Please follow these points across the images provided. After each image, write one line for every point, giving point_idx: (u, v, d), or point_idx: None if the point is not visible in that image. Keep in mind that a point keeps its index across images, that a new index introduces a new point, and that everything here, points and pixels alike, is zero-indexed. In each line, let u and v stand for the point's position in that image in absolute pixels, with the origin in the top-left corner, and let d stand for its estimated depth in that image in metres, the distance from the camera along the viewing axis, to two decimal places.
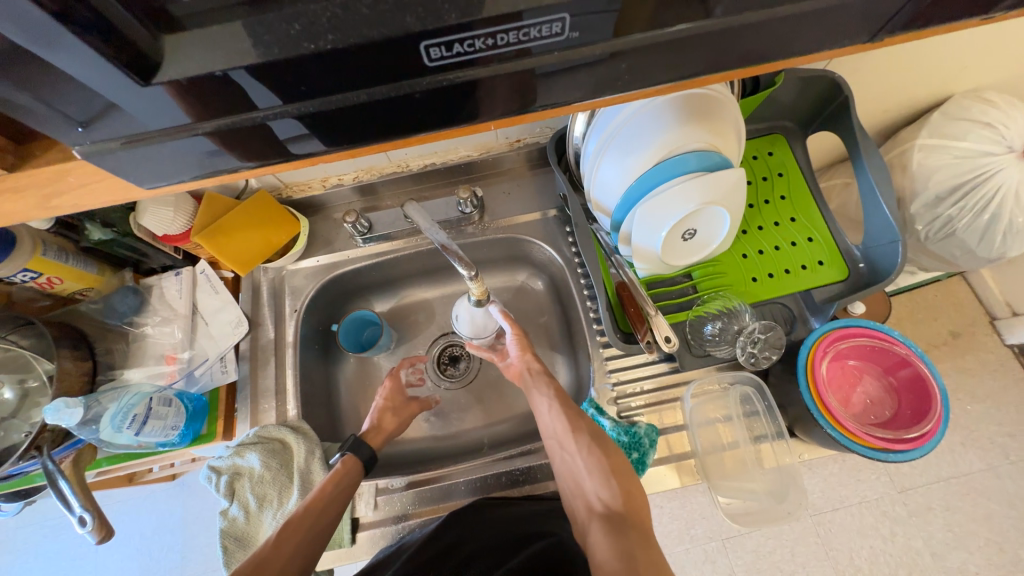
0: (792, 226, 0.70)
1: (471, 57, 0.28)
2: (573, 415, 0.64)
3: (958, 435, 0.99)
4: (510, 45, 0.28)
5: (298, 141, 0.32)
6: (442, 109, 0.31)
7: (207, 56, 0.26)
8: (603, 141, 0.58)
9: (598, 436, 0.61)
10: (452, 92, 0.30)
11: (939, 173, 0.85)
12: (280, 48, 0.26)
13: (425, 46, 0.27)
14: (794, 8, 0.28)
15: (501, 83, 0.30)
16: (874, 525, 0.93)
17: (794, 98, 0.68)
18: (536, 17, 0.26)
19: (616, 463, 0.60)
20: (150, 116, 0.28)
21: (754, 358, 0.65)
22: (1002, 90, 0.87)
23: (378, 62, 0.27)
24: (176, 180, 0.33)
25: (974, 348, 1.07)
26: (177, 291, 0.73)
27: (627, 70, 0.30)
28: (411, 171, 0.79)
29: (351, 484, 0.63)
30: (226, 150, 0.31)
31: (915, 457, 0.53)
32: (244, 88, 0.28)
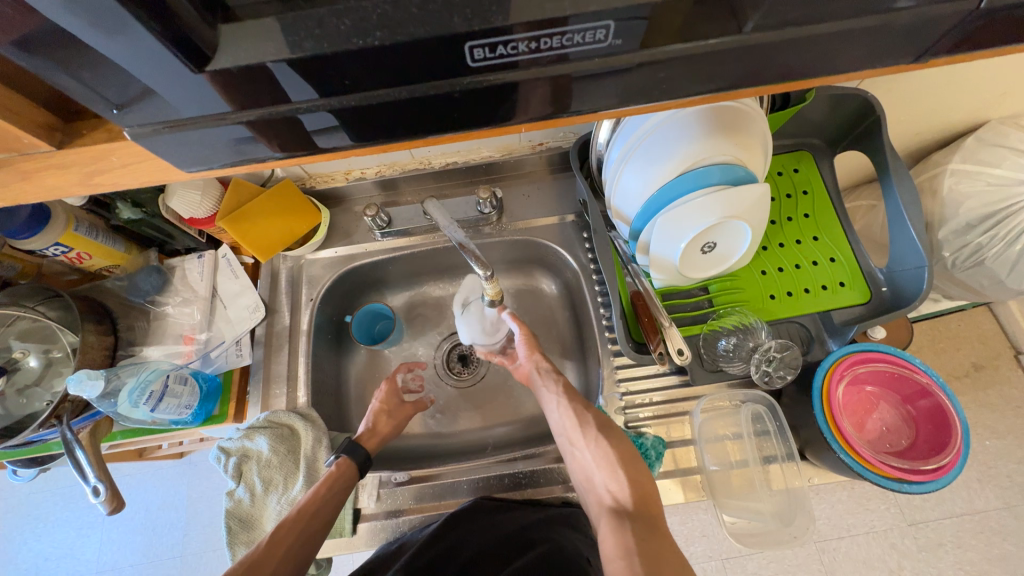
0: (815, 245, 0.69)
1: (513, 59, 0.28)
2: (580, 407, 0.63)
3: (975, 471, 0.96)
4: (552, 49, 0.28)
5: (331, 133, 0.32)
6: (477, 109, 0.31)
7: (255, 47, 0.27)
8: (627, 149, 0.58)
9: (605, 429, 0.60)
10: (489, 92, 0.30)
11: (971, 200, 0.83)
12: (327, 42, 0.27)
13: (470, 47, 0.27)
14: (839, 26, 0.27)
15: (538, 86, 0.30)
16: (881, 557, 0.91)
17: (824, 115, 0.67)
18: (580, 23, 0.27)
19: (623, 455, 0.58)
20: (187, 104, 0.29)
21: (767, 377, 0.64)
22: None
23: (422, 59, 0.28)
24: (212, 166, 0.34)
25: (997, 381, 1.03)
26: (199, 274, 0.75)
27: (663, 79, 0.30)
28: (432, 169, 0.80)
29: (345, 489, 0.62)
30: (259, 139, 0.32)
31: (931, 489, 0.52)
32: (285, 80, 0.28)
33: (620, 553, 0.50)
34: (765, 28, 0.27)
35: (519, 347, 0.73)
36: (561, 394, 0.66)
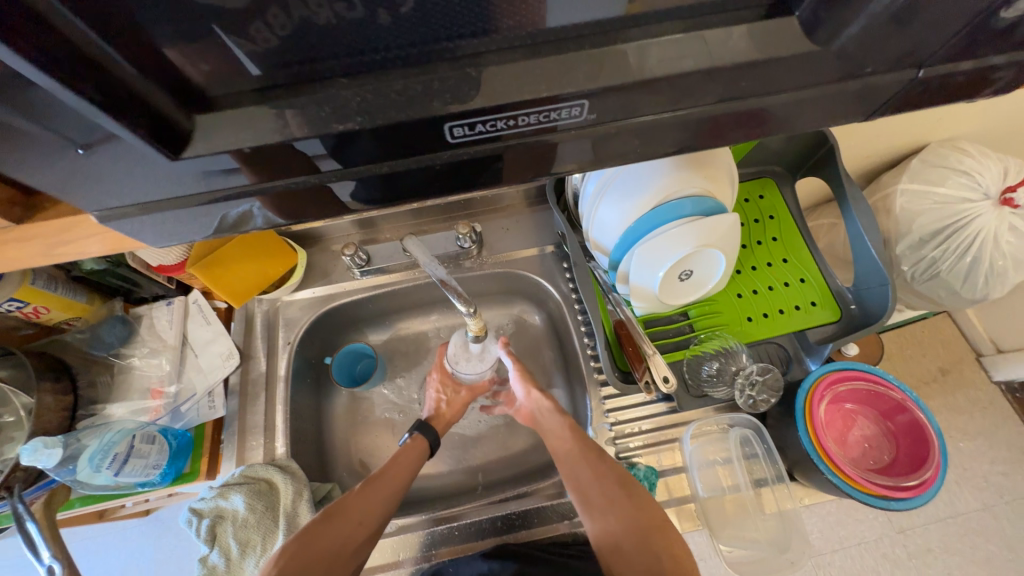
0: (786, 267, 0.72)
1: (491, 135, 0.30)
2: (596, 460, 0.60)
3: (953, 474, 0.98)
4: (530, 125, 0.29)
5: (312, 198, 0.33)
6: (459, 178, 0.33)
7: (246, 133, 0.28)
8: (601, 187, 0.60)
9: (627, 484, 0.57)
10: (469, 163, 0.32)
11: (923, 217, 0.89)
12: (311, 127, 0.28)
13: (450, 126, 0.29)
14: (793, 95, 0.30)
15: (515, 158, 0.32)
16: (874, 568, 0.91)
17: (781, 145, 0.72)
18: (556, 102, 0.28)
19: (647, 515, 0.55)
20: (196, 182, 0.30)
21: (752, 401, 0.65)
22: (976, 138, 0.92)
23: (403, 137, 0.29)
24: (198, 237, 0.34)
25: (964, 384, 1.08)
26: (168, 321, 0.72)
27: (633, 143, 0.32)
28: (410, 207, 0.80)
29: (414, 462, 0.66)
30: (232, 210, 0.32)
31: (917, 504, 0.53)
32: (267, 162, 0.29)
33: None
34: (724, 99, 0.30)
35: (516, 384, 0.71)
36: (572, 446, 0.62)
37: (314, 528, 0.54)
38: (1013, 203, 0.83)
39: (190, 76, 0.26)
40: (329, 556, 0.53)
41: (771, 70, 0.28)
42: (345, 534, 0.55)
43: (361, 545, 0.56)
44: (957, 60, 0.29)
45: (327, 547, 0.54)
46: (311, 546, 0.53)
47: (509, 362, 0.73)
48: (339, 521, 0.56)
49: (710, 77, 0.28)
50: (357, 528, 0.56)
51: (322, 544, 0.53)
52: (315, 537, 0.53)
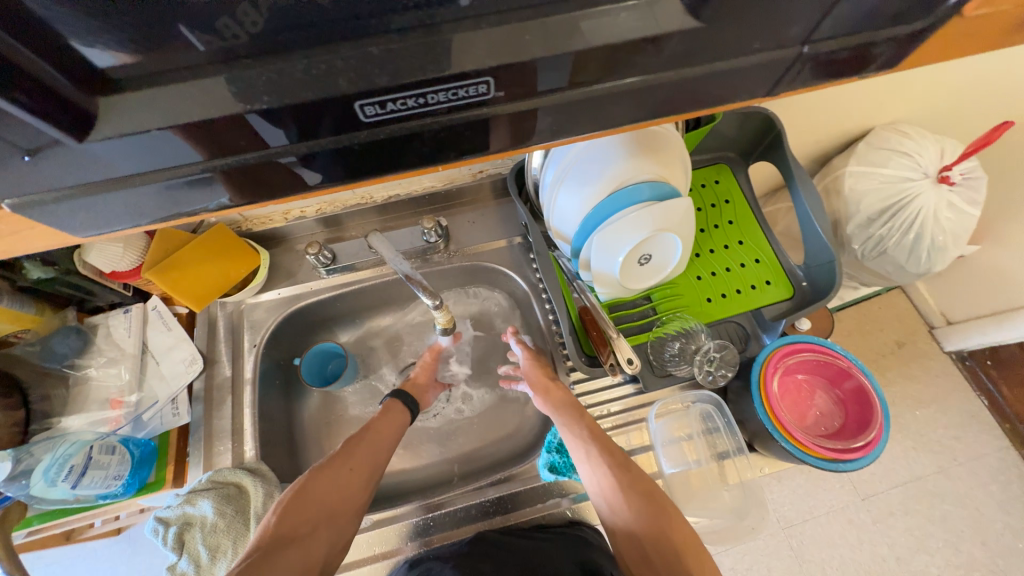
0: (741, 249, 0.75)
1: (403, 114, 0.30)
2: (618, 468, 0.58)
3: (910, 440, 1.04)
4: (441, 103, 0.30)
5: (242, 186, 0.32)
6: (381, 162, 0.32)
7: (160, 112, 0.28)
8: (559, 173, 0.61)
9: (652, 496, 0.56)
10: (389, 145, 0.32)
11: (868, 196, 0.94)
12: (219, 107, 0.28)
13: (360, 105, 0.29)
14: (688, 73, 0.31)
15: (434, 142, 0.32)
16: (842, 534, 0.96)
17: (735, 132, 0.74)
18: (462, 79, 0.29)
19: (667, 514, 0.55)
20: (126, 162, 0.29)
21: (711, 376, 0.68)
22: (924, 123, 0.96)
23: (317, 118, 0.29)
24: (124, 228, 0.33)
25: (918, 356, 1.14)
26: (126, 330, 0.70)
27: (548, 123, 0.32)
28: (375, 204, 0.79)
29: (399, 424, 0.67)
30: (157, 200, 0.31)
31: (863, 464, 0.56)
32: (185, 140, 0.29)
33: None
34: (628, 77, 0.31)
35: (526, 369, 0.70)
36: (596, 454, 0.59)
37: (308, 479, 0.56)
38: (949, 180, 0.89)
39: (91, 59, 0.26)
40: (328, 505, 0.55)
41: (666, 46, 0.30)
42: (339, 480, 0.57)
43: (361, 491, 0.58)
44: (857, 31, 0.30)
45: (325, 496, 0.56)
46: (307, 495, 0.55)
47: (518, 348, 0.73)
48: (333, 471, 0.58)
49: (620, 52, 0.29)
50: (354, 476, 0.58)
51: (319, 492, 0.55)
52: (310, 486, 0.55)
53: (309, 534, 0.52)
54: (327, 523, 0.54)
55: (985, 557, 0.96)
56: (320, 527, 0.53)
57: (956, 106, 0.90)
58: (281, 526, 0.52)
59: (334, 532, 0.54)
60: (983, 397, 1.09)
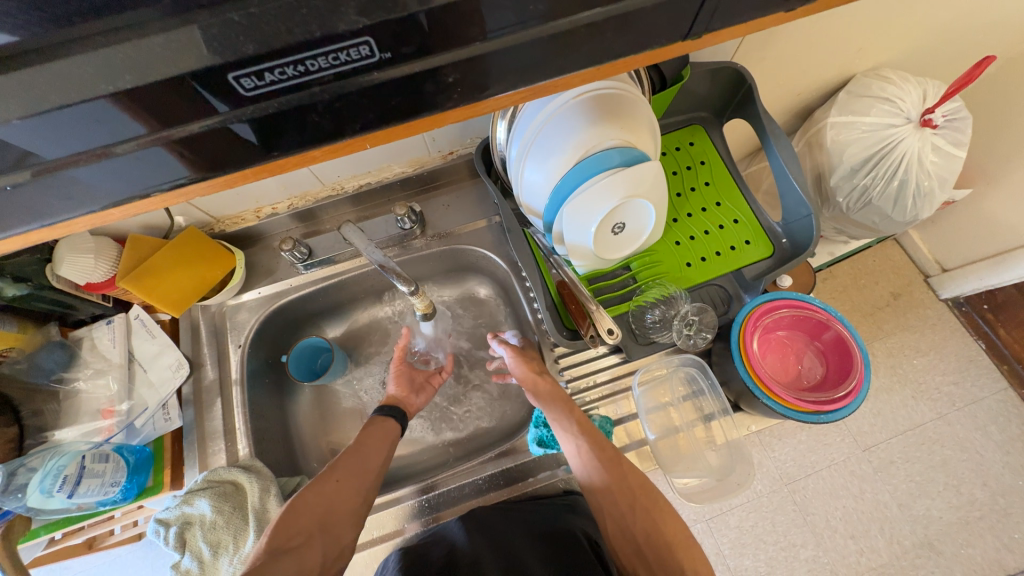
0: (718, 210, 0.74)
1: (286, 85, 0.26)
2: (609, 461, 0.58)
3: (908, 389, 1.05)
4: (325, 70, 0.26)
5: (139, 179, 0.29)
6: (284, 138, 0.29)
7: (16, 98, 0.24)
8: (525, 145, 0.60)
9: (645, 490, 0.57)
10: (287, 124, 0.28)
11: (851, 147, 0.91)
12: (72, 90, 0.25)
13: (235, 77, 0.26)
14: (609, 11, 0.27)
15: (331, 112, 0.28)
16: (845, 486, 0.98)
17: (707, 89, 0.72)
18: (338, 41, 0.25)
19: (658, 508, 0.56)
20: (42, 145, 0.26)
21: (691, 339, 0.68)
22: (908, 66, 0.92)
23: (193, 94, 0.26)
24: (22, 230, 0.30)
25: (915, 306, 1.14)
26: (111, 341, 0.70)
27: (453, 84, 0.29)
28: (346, 194, 0.78)
29: (388, 435, 0.66)
30: (52, 197, 0.29)
31: (846, 413, 0.56)
32: (58, 129, 0.26)
33: None
34: (541, 20, 0.27)
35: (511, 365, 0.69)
36: (584, 445, 0.59)
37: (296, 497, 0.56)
38: (933, 123, 0.86)
39: None
40: (318, 515, 0.55)
41: None
42: (331, 492, 0.58)
43: (355, 497, 0.59)
44: None
45: (317, 508, 0.56)
46: (295, 509, 0.55)
47: (503, 350, 0.71)
48: (324, 483, 0.58)
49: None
50: (347, 488, 0.59)
51: (311, 502, 0.56)
52: (300, 502, 0.56)
53: (305, 543, 0.53)
54: (321, 535, 0.54)
55: (988, 497, 0.97)
56: (316, 536, 0.54)
57: (939, 47, 0.87)
58: (275, 539, 0.52)
59: (331, 540, 0.55)
60: (981, 340, 1.09)
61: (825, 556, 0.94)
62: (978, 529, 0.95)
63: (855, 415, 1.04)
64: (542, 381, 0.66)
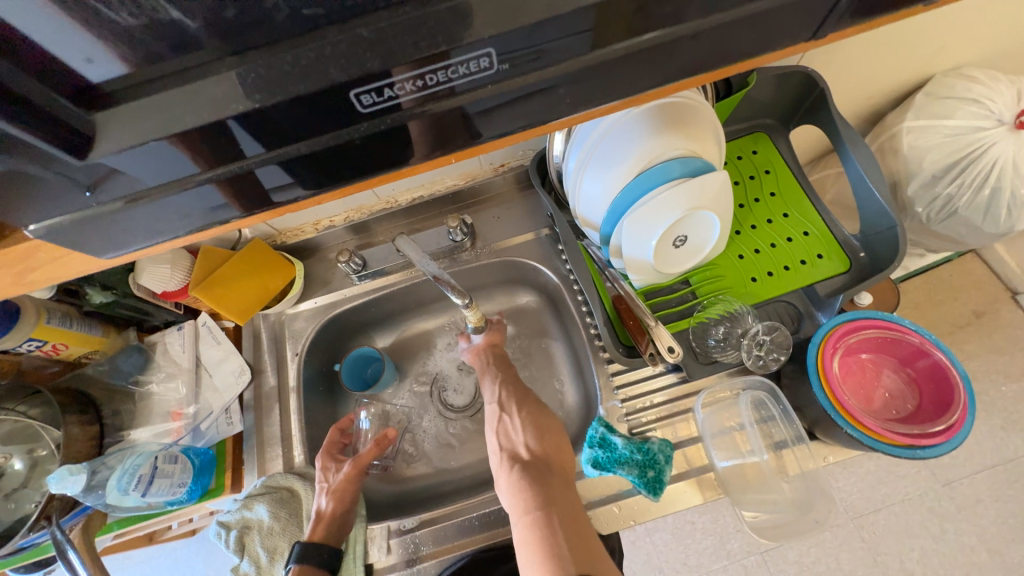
0: (787, 222, 0.69)
1: (401, 100, 0.29)
2: (517, 386, 0.71)
3: (996, 418, 0.94)
4: (439, 84, 0.29)
5: (241, 195, 0.33)
6: (385, 152, 0.32)
7: (155, 122, 0.28)
8: (584, 157, 0.59)
9: (536, 404, 0.68)
10: (363, 150, 0.31)
11: (931, 153, 0.84)
12: (205, 111, 0.28)
13: (356, 94, 0.28)
14: (700, 24, 0.28)
15: (411, 131, 0.31)
16: (923, 525, 0.88)
17: (772, 95, 0.68)
18: (459, 55, 0.27)
19: (540, 412, 0.67)
20: (145, 173, 0.30)
21: (761, 360, 0.63)
22: (992, 65, 0.85)
23: (316, 113, 0.29)
24: (141, 245, 0.34)
25: (999, 326, 1.03)
26: (180, 346, 0.73)
27: None
28: (400, 207, 0.80)
29: None
30: (172, 214, 0.32)
31: (945, 451, 0.50)
32: (188, 149, 0.29)
33: (525, 500, 0.56)
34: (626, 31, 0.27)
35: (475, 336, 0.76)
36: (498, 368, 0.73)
37: None
38: None
39: (92, 77, 0.27)
40: None
41: None
42: None
43: None
44: None
45: None
46: None
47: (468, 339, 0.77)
48: None
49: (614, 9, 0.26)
50: None
51: None
52: None
53: None
54: None
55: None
56: None
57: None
58: None
59: None
60: None
61: None
62: None
63: None
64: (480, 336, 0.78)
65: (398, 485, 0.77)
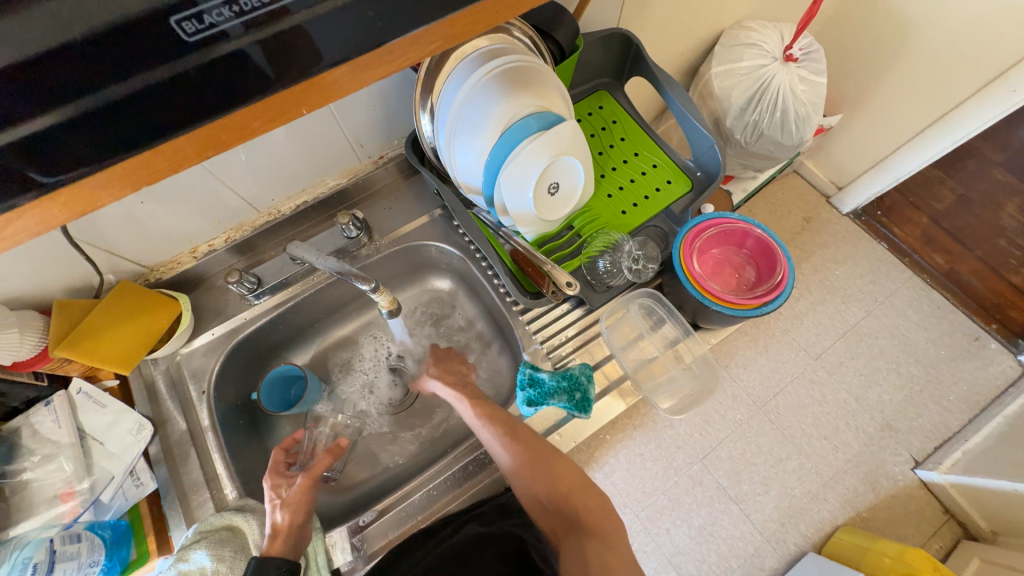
0: (638, 159, 0.81)
1: (228, 28, 0.24)
2: (516, 443, 0.62)
3: (838, 296, 1.21)
4: (264, 7, 0.24)
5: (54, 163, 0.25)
6: (234, 94, 0.27)
7: None
8: (451, 127, 0.63)
9: (544, 461, 0.61)
10: (180, 98, 0.25)
11: (736, 90, 1.04)
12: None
13: (176, 22, 0.23)
14: None
15: (231, 69, 0.26)
16: (809, 394, 1.10)
17: (601, 57, 0.80)
18: None
19: (553, 467, 0.61)
20: None
21: (638, 271, 0.73)
22: (761, 15, 1.07)
23: (139, 47, 0.23)
24: None
25: (826, 225, 1.32)
26: (54, 422, 0.63)
27: None
28: (285, 216, 0.77)
29: None
30: None
31: (784, 298, 0.64)
32: None
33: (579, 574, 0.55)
34: None
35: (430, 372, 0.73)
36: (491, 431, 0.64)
37: None
38: (793, 58, 1.00)
39: None
40: None
41: None
42: None
43: None
44: None
45: None
46: None
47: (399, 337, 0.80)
48: None
49: None
50: None
51: None
52: None
53: None
54: None
55: (922, 371, 1.14)
56: None
57: None
58: None
59: None
60: (883, 242, 1.30)
61: (809, 461, 1.03)
62: (920, 399, 1.11)
63: (803, 330, 1.18)
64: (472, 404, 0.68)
65: (350, 492, 0.75)
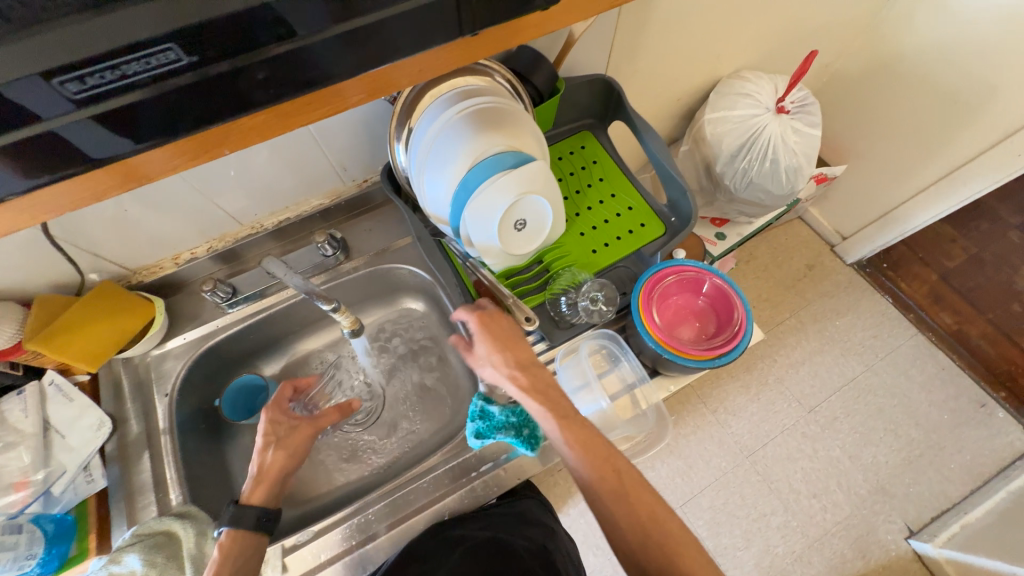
0: (614, 200, 0.82)
1: (112, 89, 0.28)
2: (612, 476, 0.53)
3: (837, 348, 1.24)
4: (144, 73, 0.28)
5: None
6: (138, 135, 0.30)
7: None
8: (422, 160, 0.66)
9: (644, 506, 0.51)
10: (78, 141, 0.29)
11: (727, 137, 1.05)
12: None
13: (59, 82, 0.26)
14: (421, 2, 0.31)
15: (132, 115, 0.29)
16: (799, 448, 1.14)
17: (584, 100, 0.82)
18: (143, 47, 0.27)
19: (655, 518, 0.51)
20: None
21: (594, 313, 0.73)
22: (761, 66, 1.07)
23: (43, 98, 0.27)
24: None
25: (829, 274, 1.34)
26: (21, 411, 0.65)
27: (266, 79, 0.31)
28: (266, 230, 0.81)
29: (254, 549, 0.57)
30: None
31: (739, 351, 0.64)
32: None
33: None
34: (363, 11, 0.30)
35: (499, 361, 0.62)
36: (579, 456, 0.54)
37: None
38: (786, 110, 1.01)
39: None
40: None
41: None
42: None
43: None
44: None
45: None
46: None
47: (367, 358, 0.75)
48: None
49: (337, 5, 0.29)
50: None
51: None
52: None
53: None
54: None
55: (922, 435, 1.16)
56: None
57: (778, 48, 1.03)
58: None
59: None
60: (887, 294, 1.32)
61: (794, 517, 1.08)
62: (919, 465, 1.13)
63: (798, 380, 1.21)
64: (563, 428, 0.55)
65: (298, 507, 0.76)
